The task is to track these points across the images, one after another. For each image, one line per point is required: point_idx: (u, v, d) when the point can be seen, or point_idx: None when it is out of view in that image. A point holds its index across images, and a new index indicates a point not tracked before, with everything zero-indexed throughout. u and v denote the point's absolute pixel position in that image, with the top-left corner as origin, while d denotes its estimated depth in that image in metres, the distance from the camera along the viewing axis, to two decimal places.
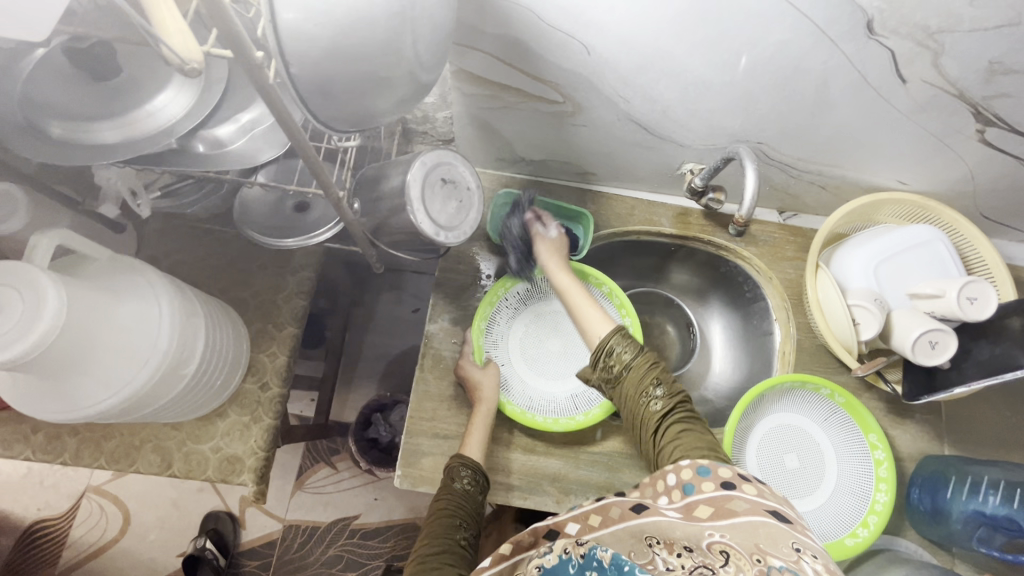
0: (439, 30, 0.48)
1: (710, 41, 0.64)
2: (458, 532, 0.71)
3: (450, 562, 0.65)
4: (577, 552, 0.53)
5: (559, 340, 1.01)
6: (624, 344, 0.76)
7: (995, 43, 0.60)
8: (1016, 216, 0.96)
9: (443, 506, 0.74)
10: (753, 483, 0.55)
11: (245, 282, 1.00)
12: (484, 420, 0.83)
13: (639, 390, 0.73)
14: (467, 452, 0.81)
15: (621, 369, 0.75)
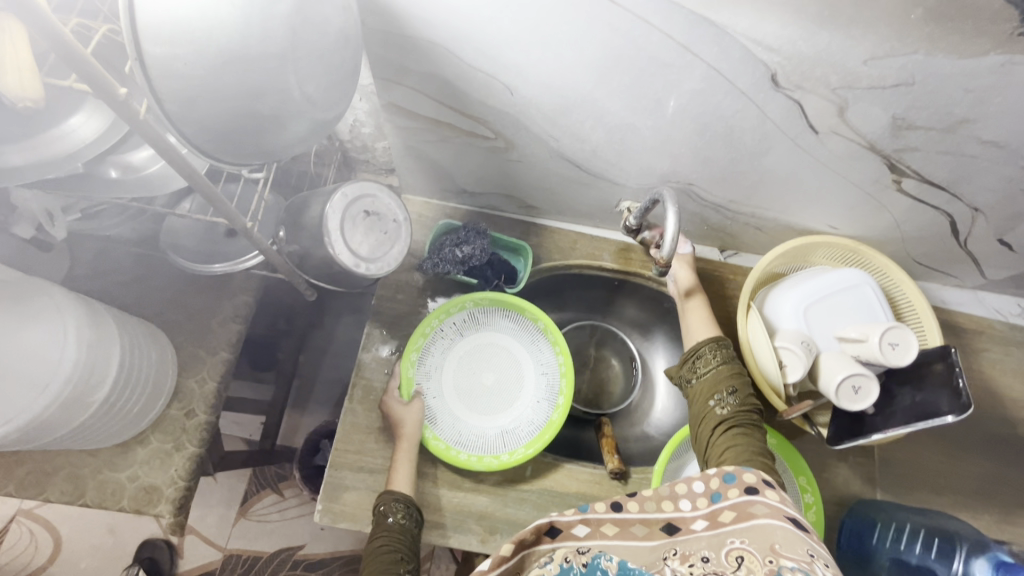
0: (331, 71, 0.49)
1: (627, 87, 0.65)
2: (401, 565, 0.71)
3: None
4: (578, 560, 0.52)
5: (496, 371, 0.96)
6: (716, 351, 0.80)
7: (894, 102, 0.62)
8: (946, 261, 0.98)
9: (381, 542, 0.73)
10: (776, 490, 0.57)
11: (179, 303, 0.95)
12: (406, 456, 0.82)
13: (711, 389, 0.78)
14: (397, 487, 0.80)
15: (704, 371, 0.80)
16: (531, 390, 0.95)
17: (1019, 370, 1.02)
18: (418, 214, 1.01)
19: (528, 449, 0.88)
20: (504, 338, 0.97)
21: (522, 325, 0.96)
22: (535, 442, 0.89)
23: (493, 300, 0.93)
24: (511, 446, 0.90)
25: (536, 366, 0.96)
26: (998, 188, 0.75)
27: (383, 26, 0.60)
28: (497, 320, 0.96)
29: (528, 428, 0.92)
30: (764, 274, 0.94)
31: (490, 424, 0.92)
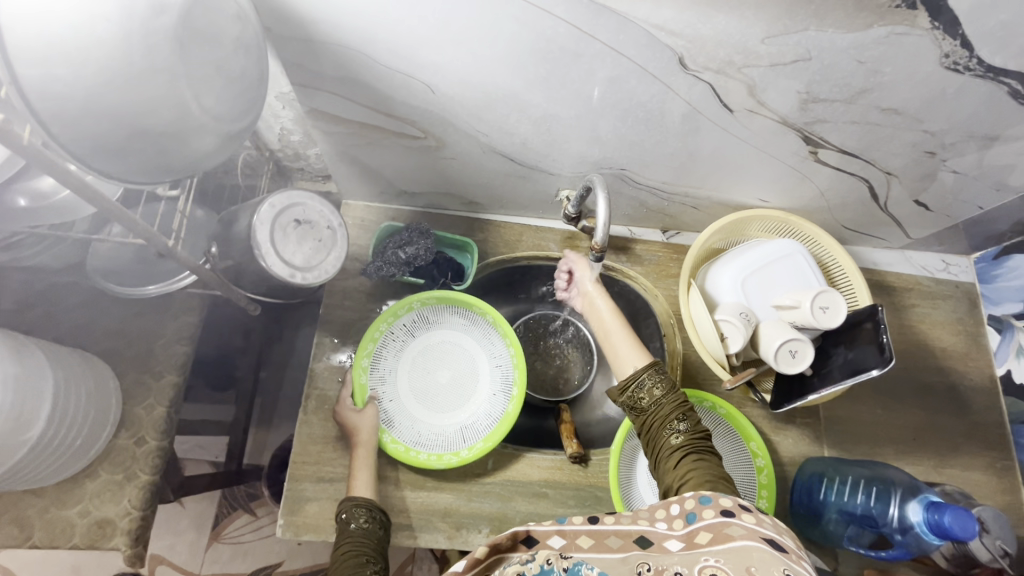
0: (230, 80, 0.48)
1: (543, 78, 0.66)
2: (368, 567, 0.69)
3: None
4: (560, 564, 0.54)
5: (450, 369, 0.96)
6: (655, 380, 0.76)
7: (796, 77, 0.65)
8: (872, 225, 1.03)
9: (348, 547, 0.71)
10: (753, 512, 0.53)
11: (119, 329, 0.92)
12: (365, 462, 0.82)
13: (661, 425, 0.73)
14: (358, 492, 0.79)
15: (649, 403, 0.75)
16: (487, 384, 0.95)
17: (946, 321, 1.08)
18: (360, 218, 1.00)
19: (488, 441, 0.88)
20: (456, 336, 0.97)
21: (472, 320, 0.97)
22: (494, 432, 0.89)
23: (440, 298, 0.93)
24: (471, 440, 0.90)
25: (491, 359, 0.97)
26: (905, 152, 0.79)
27: (289, 30, 0.60)
28: (447, 318, 0.97)
29: (486, 420, 0.92)
30: (703, 251, 0.97)
31: (449, 421, 0.92)
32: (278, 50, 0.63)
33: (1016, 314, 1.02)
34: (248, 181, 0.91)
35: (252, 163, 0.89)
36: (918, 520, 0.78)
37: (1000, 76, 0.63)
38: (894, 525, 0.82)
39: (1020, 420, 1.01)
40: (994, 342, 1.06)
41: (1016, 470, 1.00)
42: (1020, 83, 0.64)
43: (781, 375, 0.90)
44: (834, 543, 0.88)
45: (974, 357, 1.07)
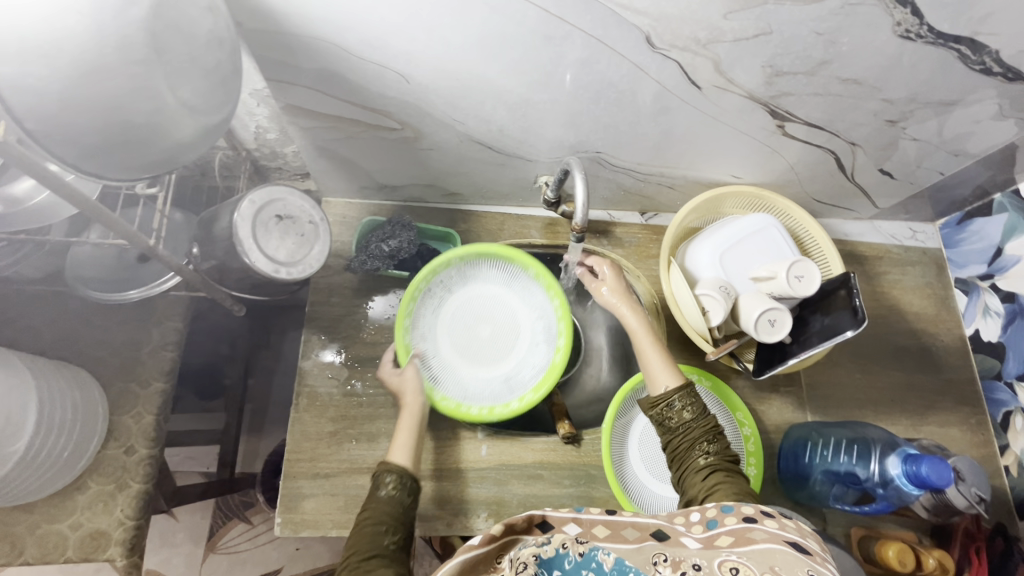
0: (205, 71, 0.48)
1: (515, 63, 0.67)
2: (385, 537, 0.68)
3: (381, 566, 0.64)
4: (576, 549, 0.52)
5: (491, 325, 0.96)
6: (686, 401, 0.76)
7: (760, 52, 0.67)
8: (841, 197, 1.06)
9: (369, 513, 0.71)
10: (776, 519, 0.53)
11: (101, 339, 0.91)
12: (408, 429, 0.79)
13: (690, 446, 0.73)
14: (394, 459, 0.77)
15: (679, 424, 0.75)
16: (529, 338, 0.95)
17: (916, 286, 1.12)
18: (341, 215, 1.00)
19: (531, 394, 0.88)
20: (494, 290, 0.97)
21: (508, 274, 0.96)
22: (539, 384, 0.89)
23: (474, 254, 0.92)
24: (519, 391, 0.90)
25: (531, 315, 0.96)
26: (867, 122, 0.82)
27: (260, 24, 0.60)
28: (486, 272, 0.96)
29: (530, 373, 0.92)
30: (681, 230, 0.99)
31: (493, 374, 0.93)
32: (248, 44, 0.63)
33: (981, 275, 1.07)
34: (227, 182, 0.92)
35: (230, 164, 0.88)
36: (896, 472, 0.80)
37: (949, 42, 0.66)
38: (876, 479, 0.84)
39: (990, 376, 1.05)
40: (962, 303, 1.11)
41: (989, 424, 1.05)
42: (969, 48, 0.67)
43: (761, 344, 0.92)
44: (821, 503, 0.91)
45: (944, 319, 1.11)
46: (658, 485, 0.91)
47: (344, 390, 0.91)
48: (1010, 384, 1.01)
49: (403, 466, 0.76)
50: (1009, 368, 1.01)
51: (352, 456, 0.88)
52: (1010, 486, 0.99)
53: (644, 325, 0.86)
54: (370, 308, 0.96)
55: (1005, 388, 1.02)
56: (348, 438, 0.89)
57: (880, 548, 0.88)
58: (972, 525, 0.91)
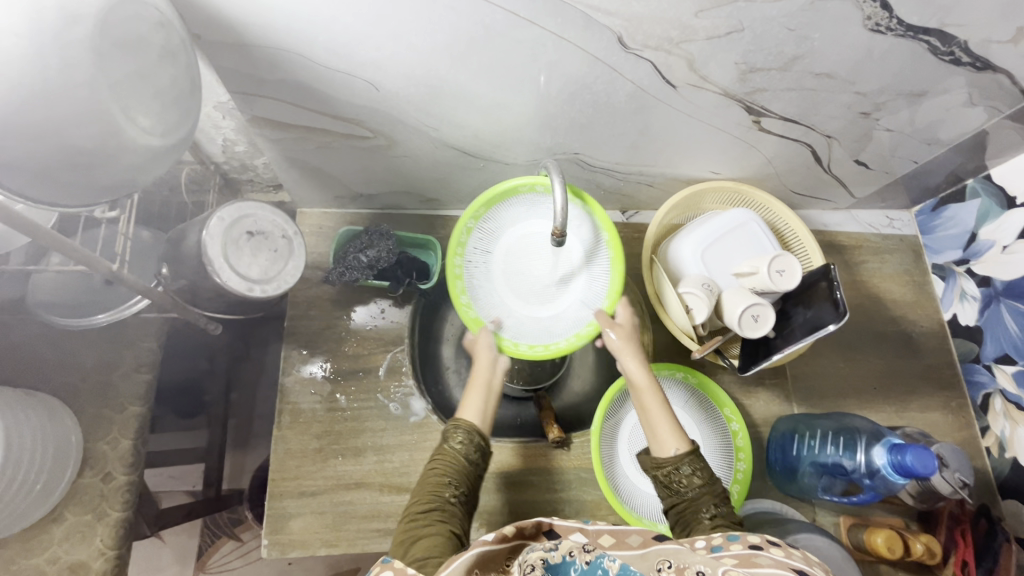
0: (159, 90, 0.46)
1: (486, 67, 0.66)
2: (448, 489, 0.69)
3: (439, 518, 0.65)
4: (583, 558, 0.49)
5: (536, 254, 0.86)
6: (695, 466, 0.69)
7: (732, 49, 0.66)
8: (819, 188, 1.07)
9: (434, 467, 0.71)
10: (783, 547, 0.49)
11: (71, 364, 0.87)
12: (484, 386, 0.78)
13: (694, 510, 0.67)
14: (465, 415, 0.75)
15: (684, 488, 0.68)
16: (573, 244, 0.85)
17: (894, 274, 1.14)
18: (318, 225, 0.98)
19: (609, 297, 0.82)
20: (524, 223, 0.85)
21: (529, 198, 0.85)
22: (609, 294, 0.82)
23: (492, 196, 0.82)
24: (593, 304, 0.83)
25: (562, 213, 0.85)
26: (841, 115, 0.83)
27: (219, 36, 0.58)
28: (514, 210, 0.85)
29: (593, 282, 0.84)
30: (662, 228, 0.99)
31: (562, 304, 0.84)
32: (209, 57, 0.61)
33: (956, 261, 1.08)
34: (196, 198, 0.87)
35: (198, 178, 0.86)
36: (880, 463, 0.80)
37: (917, 34, 0.67)
38: (862, 470, 0.84)
39: (969, 359, 1.06)
40: (939, 289, 1.12)
41: (969, 406, 1.06)
42: (938, 39, 0.68)
43: (746, 340, 0.92)
44: (810, 494, 0.93)
45: (923, 305, 1.13)
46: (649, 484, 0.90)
47: (327, 405, 0.89)
48: (988, 366, 1.02)
49: (474, 424, 0.75)
50: (986, 352, 1.02)
51: (338, 472, 0.86)
52: (991, 466, 1.00)
53: (651, 379, 0.78)
54: (352, 319, 0.94)
55: (983, 370, 1.03)
56: (333, 454, 0.87)
57: (869, 536, 0.89)
58: (957, 508, 0.93)
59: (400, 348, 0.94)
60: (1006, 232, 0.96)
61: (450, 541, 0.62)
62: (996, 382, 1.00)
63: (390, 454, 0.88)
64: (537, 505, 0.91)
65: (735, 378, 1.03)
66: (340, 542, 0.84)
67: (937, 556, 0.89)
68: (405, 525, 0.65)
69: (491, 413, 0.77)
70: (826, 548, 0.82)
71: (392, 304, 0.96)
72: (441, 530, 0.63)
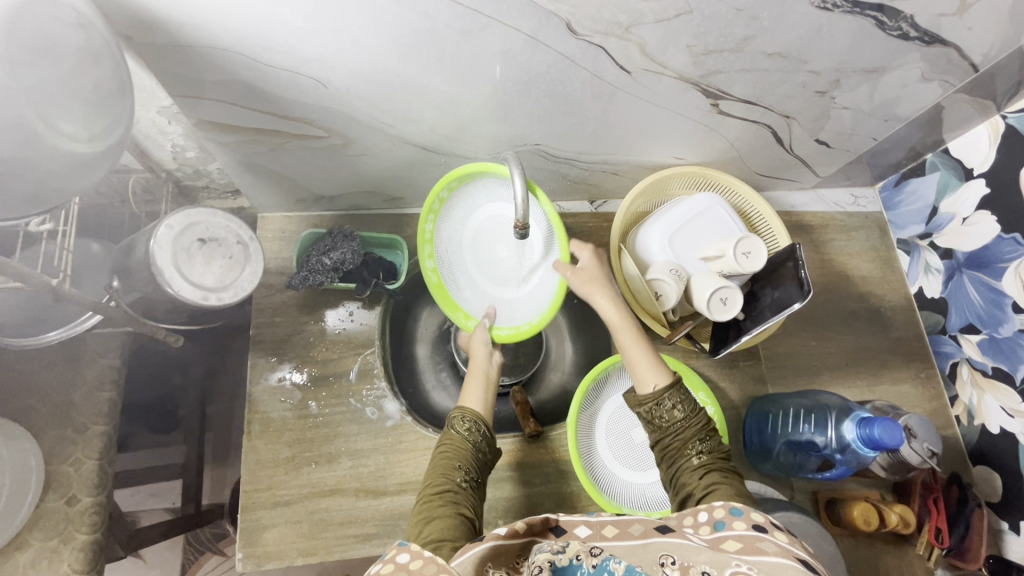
0: (81, 95, 0.45)
1: (436, 60, 0.65)
2: (458, 474, 0.68)
3: (452, 500, 0.64)
4: (590, 561, 0.46)
5: (495, 238, 0.83)
6: (677, 399, 0.68)
7: (683, 31, 0.66)
8: (782, 169, 1.08)
9: (444, 450, 0.71)
10: (787, 532, 0.49)
11: (27, 385, 0.84)
12: (479, 373, 0.80)
13: (681, 447, 0.67)
14: (467, 404, 0.77)
15: (668, 423, 0.68)
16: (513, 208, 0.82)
17: (861, 251, 1.15)
18: (280, 229, 0.96)
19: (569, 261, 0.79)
20: (482, 210, 0.83)
21: (478, 186, 0.81)
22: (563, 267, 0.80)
23: (441, 196, 0.81)
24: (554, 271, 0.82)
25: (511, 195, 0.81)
26: (798, 94, 0.83)
27: (152, 38, 0.56)
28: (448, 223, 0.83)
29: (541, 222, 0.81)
30: (630, 216, 0.99)
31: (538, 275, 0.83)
32: (144, 61, 0.59)
33: (919, 235, 1.09)
34: (148, 208, 0.85)
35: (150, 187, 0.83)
36: (851, 437, 0.80)
37: (866, 10, 0.67)
38: (834, 446, 0.85)
39: (936, 331, 1.08)
40: (905, 263, 1.14)
41: (939, 377, 1.08)
42: (885, 15, 0.68)
43: (716, 323, 0.93)
44: (786, 472, 0.94)
45: (891, 280, 1.14)
46: (627, 472, 0.90)
47: (298, 413, 0.88)
48: (954, 337, 1.04)
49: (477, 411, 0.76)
50: (952, 323, 1.04)
51: (312, 480, 0.85)
52: (960, 434, 1.02)
53: (623, 314, 0.77)
54: (321, 324, 0.92)
55: (949, 341, 1.05)
56: (306, 462, 0.86)
57: (846, 509, 0.91)
58: (929, 477, 0.93)
59: (371, 351, 0.93)
60: (965, 205, 0.97)
61: (463, 523, 0.62)
62: (962, 351, 1.02)
63: (364, 459, 0.87)
64: (518, 501, 0.92)
65: (709, 363, 1.03)
66: (318, 550, 0.83)
67: (911, 526, 0.91)
68: (420, 505, 0.64)
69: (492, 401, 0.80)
70: (802, 525, 0.83)
71: (360, 306, 0.94)
72: (454, 511, 0.62)
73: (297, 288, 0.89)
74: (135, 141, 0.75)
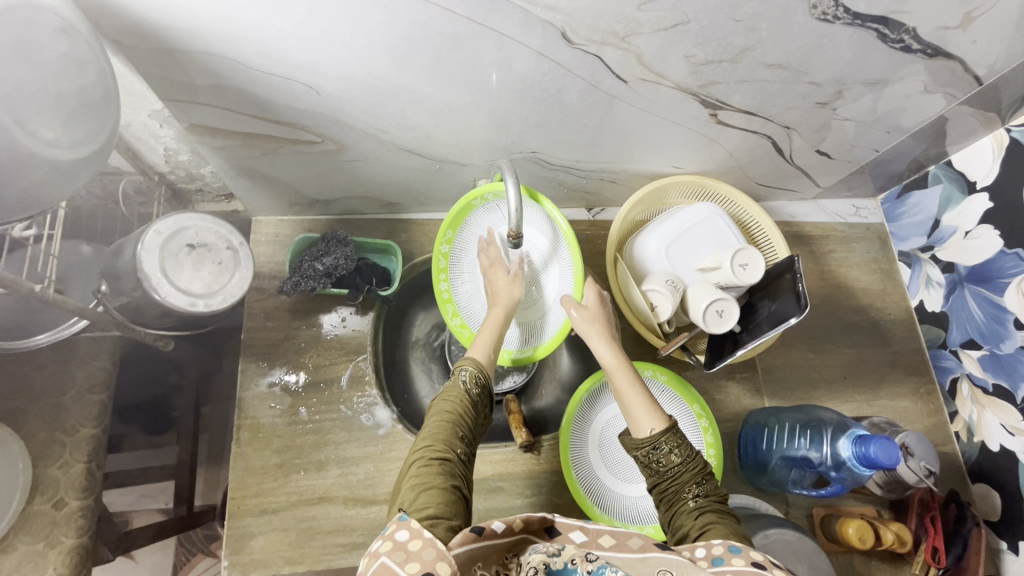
0: (62, 100, 0.44)
1: (430, 67, 0.64)
2: (459, 444, 0.63)
3: (450, 471, 0.59)
4: (585, 567, 0.46)
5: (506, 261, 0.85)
6: (674, 443, 0.66)
7: (681, 41, 0.65)
8: (782, 180, 1.07)
9: (445, 408, 0.66)
10: (786, 571, 0.48)
11: (16, 387, 0.83)
12: (495, 326, 0.76)
13: (678, 489, 0.65)
14: (474, 354, 0.73)
15: (665, 469, 0.66)
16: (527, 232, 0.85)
17: (862, 262, 1.14)
18: (274, 234, 0.96)
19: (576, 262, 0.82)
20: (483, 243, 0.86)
21: (477, 220, 0.84)
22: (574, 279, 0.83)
23: (448, 242, 0.84)
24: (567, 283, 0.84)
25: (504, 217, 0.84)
26: (798, 105, 0.82)
27: (141, 42, 0.56)
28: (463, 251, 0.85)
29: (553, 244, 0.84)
30: (627, 225, 0.98)
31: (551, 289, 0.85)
32: (133, 65, 0.59)
33: (921, 248, 1.08)
34: (141, 211, 0.84)
35: (142, 190, 0.83)
36: (847, 455, 0.79)
37: (867, 22, 0.66)
38: (829, 462, 0.84)
39: (936, 346, 1.07)
40: (906, 276, 1.13)
41: (938, 392, 1.07)
42: (887, 27, 0.67)
43: (712, 335, 0.92)
44: (782, 487, 0.92)
45: (891, 293, 1.13)
46: (620, 486, 0.89)
47: (288, 419, 0.87)
48: (955, 352, 1.02)
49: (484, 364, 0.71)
50: (953, 337, 1.02)
51: (301, 487, 0.84)
52: (960, 451, 1.01)
53: (620, 358, 0.74)
54: (313, 329, 0.92)
55: (950, 356, 1.03)
56: (295, 469, 0.85)
57: (841, 526, 0.90)
58: (926, 494, 0.92)
59: (363, 357, 0.92)
60: (968, 218, 0.96)
61: (459, 500, 0.56)
62: (963, 366, 1.00)
63: (354, 467, 0.86)
64: (509, 511, 0.91)
65: (704, 374, 1.02)
66: (304, 559, 0.82)
67: (909, 545, 0.90)
68: (417, 469, 0.58)
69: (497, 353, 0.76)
70: (796, 543, 0.81)
71: (353, 312, 0.94)
72: (451, 484, 0.57)
73: (290, 293, 0.89)
74: (127, 145, 0.74)
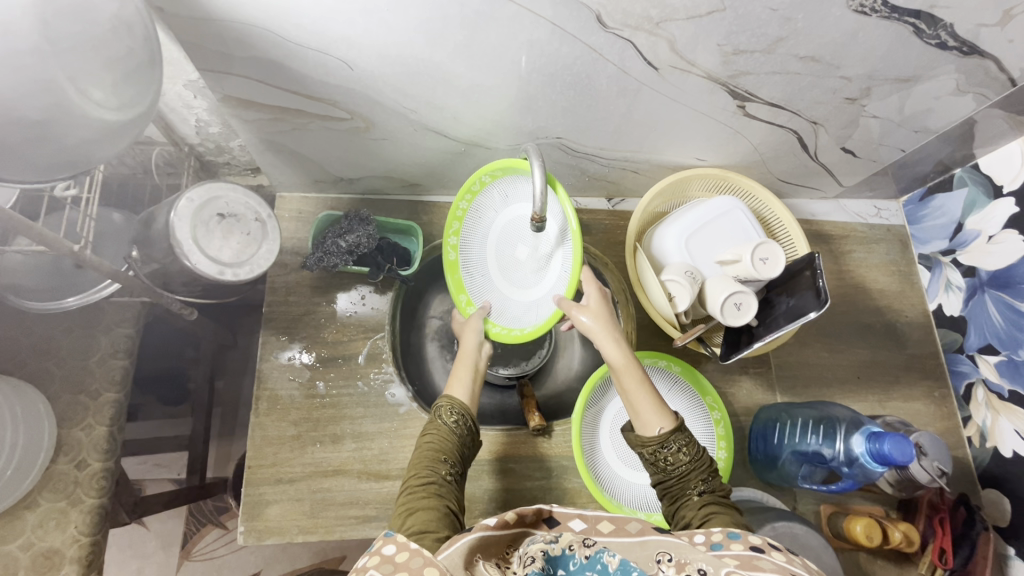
0: (112, 62, 0.46)
1: (463, 46, 0.64)
2: (443, 467, 0.68)
3: (437, 493, 0.64)
4: (582, 552, 0.48)
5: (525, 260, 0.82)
6: (682, 442, 0.68)
7: (716, 30, 0.65)
8: (804, 177, 1.06)
9: (427, 440, 0.72)
10: (784, 551, 0.48)
11: (43, 349, 0.84)
12: (469, 363, 0.78)
13: (682, 482, 0.67)
14: (455, 393, 0.76)
15: (672, 466, 0.68)
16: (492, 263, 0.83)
17: (881, 264, 1.14)
18: (296, 210, 0.97)
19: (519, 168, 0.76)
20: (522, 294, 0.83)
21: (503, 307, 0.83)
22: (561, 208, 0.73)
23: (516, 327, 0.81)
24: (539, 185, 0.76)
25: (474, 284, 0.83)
26: (828, 100, 0.81)
27: (183, 10, 0.56)
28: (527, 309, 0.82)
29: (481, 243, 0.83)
30: (647, 216, 0.98)
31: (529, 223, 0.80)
32: (173, 33, 0.60)
33: (942, 251, 1.07)
34: (170, 180, 0.88)
35: (172, 160, 0.86)
36: (860, 451, 0.80)
37: (904, 16, 0.65)
38: (841, 458, 0.84)
39: (953, 350, 1.06)
40: (925, 279, 1.12)
41: (953, 396, 1.06)
42: (925, 22, 0.66)
43: (728, 328, 0.92)
44: (791, 483, 0.93)
45: (909, 295, 1.12)
46: (630, 474, 0.90)
47: (306, 392, 0.89)
48: (972, 356, 1.02)
49: (462, 401, 0.76)
50: (970, 342, 1.01)
51: (317, 459, 0.86)
52: (972, 456, 1.00)
53: (627, 355, 0.74)
54: (333, 306, 0.93)
55: (966, 360, 1.02)
56: (312, 441, 0.86)
57: (849, 523, 0.90)
58: (936, 496, 0.91)
59: (381, 335, 0.93)
60: (993, 222, 0.95)
61: (447, 515, 0.62)
62: (979, 372, 1.00)
63: (369, 441, 0.87)
64: (517, 493, 0.92)
65: (718, 368, 1.03)
66: (318, 529, 0.83)
67: (915, 544, 0.89)
68: (405, 498, 0.64)
69: (478, 391, 0.79)
70: (803, 536, 0.81)
71: (372, 291, 0.95)
72: (439, 503, 0.63)
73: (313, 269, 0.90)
74: (161, 114, 0.76)
